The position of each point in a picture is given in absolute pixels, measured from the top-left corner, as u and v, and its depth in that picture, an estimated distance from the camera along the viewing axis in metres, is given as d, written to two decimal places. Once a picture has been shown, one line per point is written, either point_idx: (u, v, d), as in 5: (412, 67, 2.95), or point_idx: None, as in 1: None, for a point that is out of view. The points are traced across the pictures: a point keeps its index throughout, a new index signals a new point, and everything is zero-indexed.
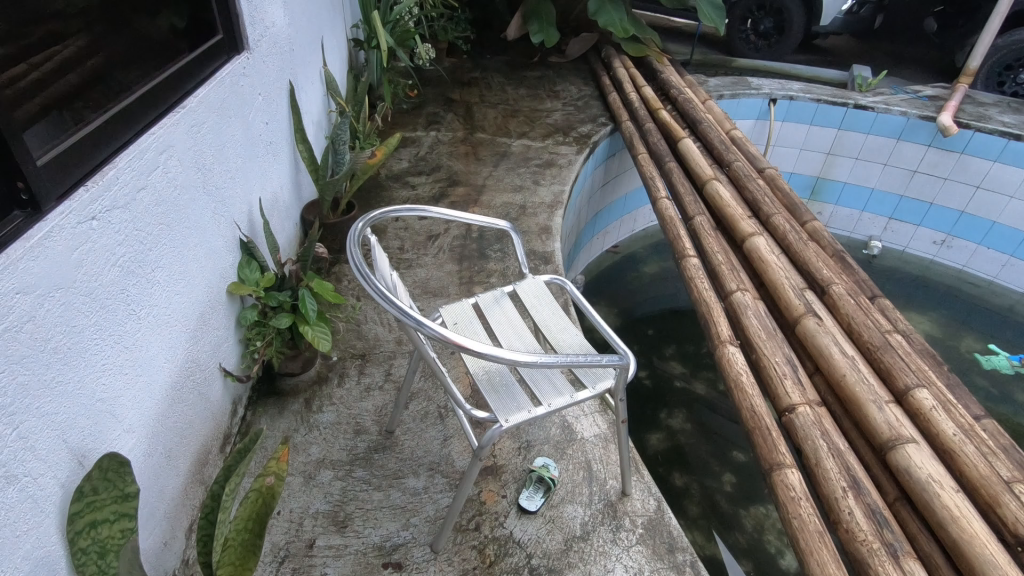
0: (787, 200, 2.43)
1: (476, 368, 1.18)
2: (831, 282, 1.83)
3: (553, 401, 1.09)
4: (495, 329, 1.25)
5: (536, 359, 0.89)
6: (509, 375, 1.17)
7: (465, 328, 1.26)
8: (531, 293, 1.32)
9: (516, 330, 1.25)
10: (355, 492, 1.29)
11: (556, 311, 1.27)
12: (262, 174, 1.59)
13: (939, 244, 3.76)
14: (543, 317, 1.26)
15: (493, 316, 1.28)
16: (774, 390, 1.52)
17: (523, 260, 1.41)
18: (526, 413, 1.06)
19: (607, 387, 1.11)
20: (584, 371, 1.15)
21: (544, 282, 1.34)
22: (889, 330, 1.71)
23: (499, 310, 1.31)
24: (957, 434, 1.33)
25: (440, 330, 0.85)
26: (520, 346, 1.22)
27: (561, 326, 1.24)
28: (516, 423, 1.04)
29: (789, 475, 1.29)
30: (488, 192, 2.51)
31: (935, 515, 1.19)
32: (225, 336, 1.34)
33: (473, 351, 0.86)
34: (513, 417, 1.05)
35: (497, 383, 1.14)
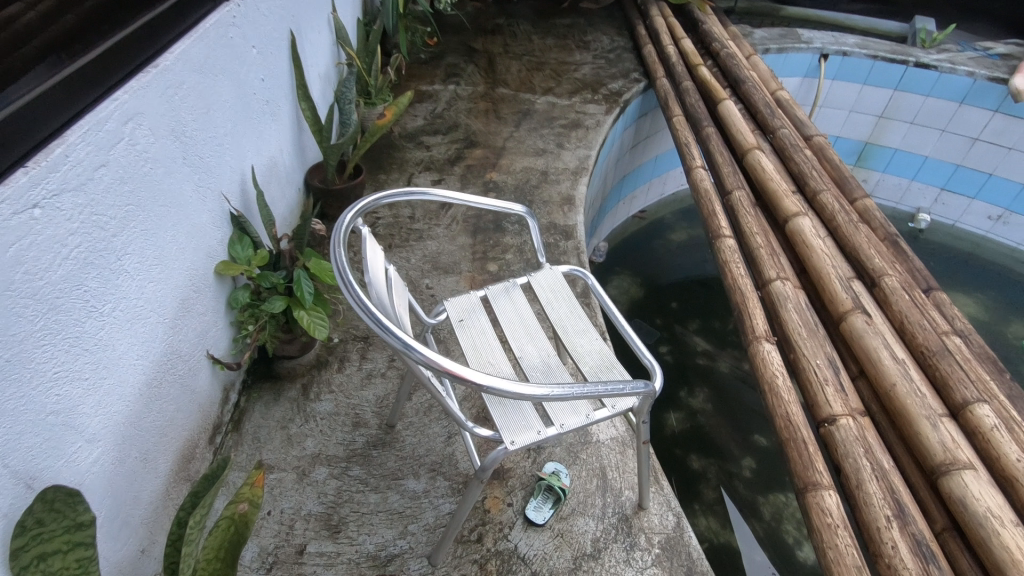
0: (836, 173, 2.21)
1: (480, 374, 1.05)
2: (884, 273, 1.64)
3: (566, 420, 0.96)
4: (505, 328, 1.13)
5: (550, 392, 0.75)
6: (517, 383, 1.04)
7: (472, 326, 1.13)
8: (546, 285, 1.19)
9: (527, 328, 1.12)
10: (351, 493, 1.21)
11: (574, 308, 1.14)
12: (258, 138, 1.44)
13: (995, 220, 3.48)
14: (559, 316, 1.13)
15: (503, 312, 1.15)
16: (813, 397, 1.38)
17: (539, 249, 1.26)
18: (535, 434, 0.94)
19: (630, 407, 0.97)
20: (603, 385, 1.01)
21: (562, 273, 1.21)
22: (946, 331, 1.53)
23: (509, 304, 1.17)
24: (1021, 460, 1.19)
25: (431, 356, 0.71)
26: (532, 350, 1.09)
27: (579, 328, 1.11)
28: (523, 445, 0.91)
29: (825, 498, 1.17)
30: (508, 155, 2.33)
31: (992, 556, 1.06)
32: (214, 321, 1.23)
33: (474, 383, 0.72)
34: (519, 436, 0.92)
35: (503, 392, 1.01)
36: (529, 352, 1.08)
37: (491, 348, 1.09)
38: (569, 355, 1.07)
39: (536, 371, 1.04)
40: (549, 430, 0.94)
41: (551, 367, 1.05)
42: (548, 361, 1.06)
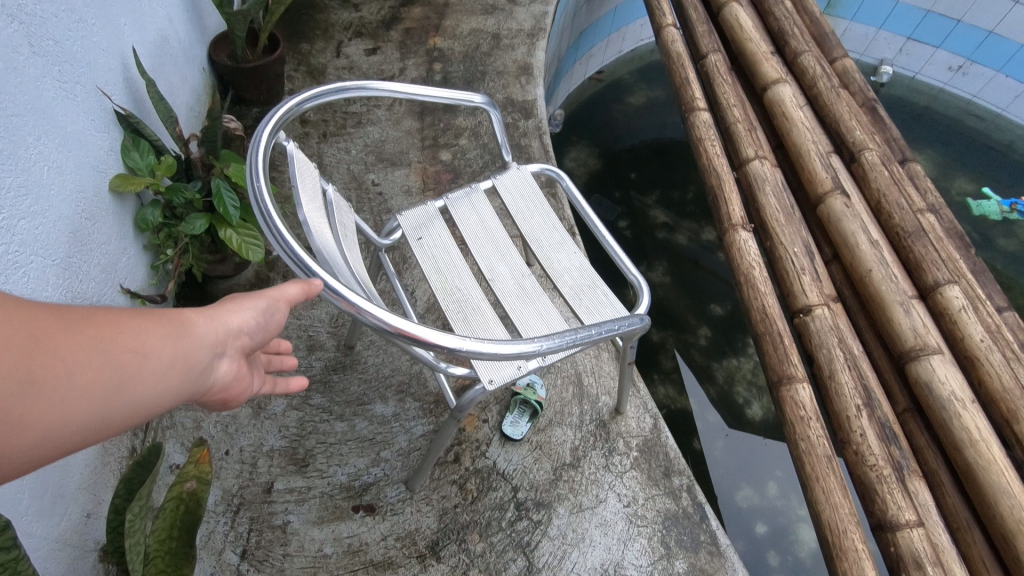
0: (816, 29, 2.01)
1: (446, 299, 0.93)
2: (864, 147, 1.55)
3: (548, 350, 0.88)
4: (470, 243, 0.99)
5: (526, 348, 0.67)
6: (485, 306, 0.92)
7: (432, 244, 1.00)
8: (515, 190, 1.06)
9: (496, 243, 1.00)
10: (314, 424, 1.13)
11: (548, 218, 1.03)
12: (136, 8, 1.13)
13: (955, 71, 3.31)
14: (532, 227, 1.02)
15: (467, 224, 1.02)
16: (789, 286, 1.34)
17: (504, 148, 1.10)
18: (515, 369, 0.85)
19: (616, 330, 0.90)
20: (586, 307, 0.92)
21: (531, 175, 1.08)
22: (921, 208, 1.49)
23: (474, 213, 1.03)
24: (984, 340, 1.21)
25: (389, 320, 0.61)
26: (504, 268, 0.97)
27: (555, 240, 1.00)
28: (502, 382, 0.83)
29: (799, 391, 1.17)
30: (452, 14, 1.99)
31: (952, 436, 1.11)
32: (123, 248, 1.04)
33: (438, 347, 0.63)
34: (497, 373, 0.84)
35: (474, 320, 0.90)
36: (500, 272, 0.96)
37: (456, 268, 0.97)
38: (545, 273, 0.97)
39: (510, 293, 0.94)
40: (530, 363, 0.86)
41: (527, 287, 0.94)
42: (522, 281, 0.95)
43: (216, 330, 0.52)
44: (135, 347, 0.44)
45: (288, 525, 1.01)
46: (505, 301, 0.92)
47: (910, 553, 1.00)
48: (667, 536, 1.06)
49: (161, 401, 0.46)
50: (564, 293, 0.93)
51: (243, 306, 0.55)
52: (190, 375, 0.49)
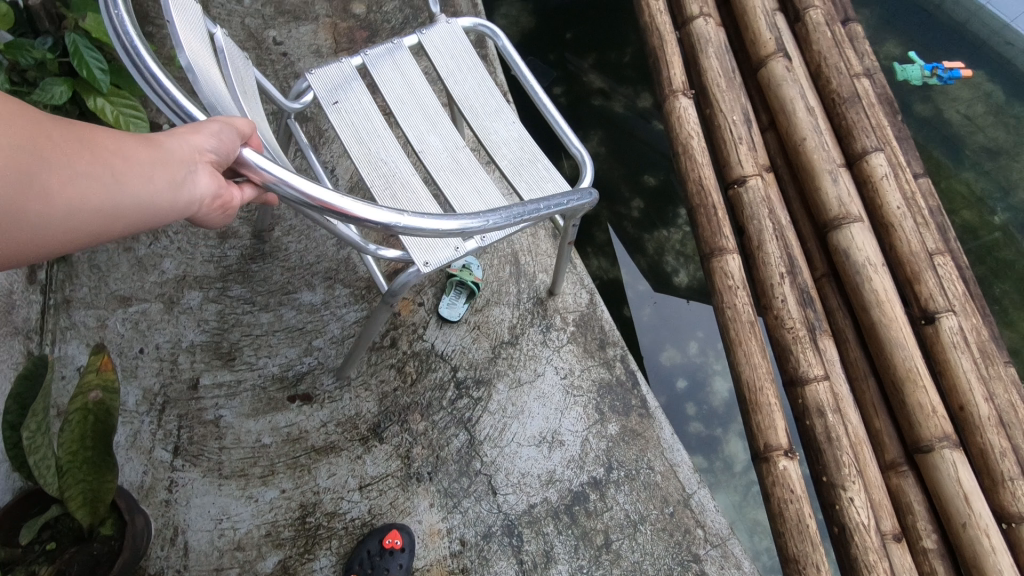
0: None
1: (367, 169, 0.84)
2: (810, 4, 1.47)
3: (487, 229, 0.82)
4: (396, 111, 0.89)
5: (461, 226, 0.62)
6: (411, 179, 0.84)
7: (350, 110, 0.88)
8: (444, 50, 0.93)
9: (424, 111, 0.90)
10: (236, 316, 1.05)
11: (483, 83, 0.92)
12: None
13: None
14: (466, 93, 0.91)
15: (391, 89, 0.90)
16: (725, 156, 1.31)
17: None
18: (452, 250, 0.80)
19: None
20: (526, 182, 0.86)
21: (462, 31, 0.95)
22: (858, 73, 1.46)
23: (398, 72, 0.92)
24: (901, 207, 1.27)
25: (309, 192, 0.54)
26: (436, 139, 0.88)
27: (491, 109, 0.91)
28: (439, 263, 0.79)
29: (729, 261, 1.20)
30: None
31: (861, 297, 1.19)
32: None
33: (365, 223, 0.57)
34: (432, 253, 0.79)
35: (402, 194, 0.83)
36: (432, 142, 0.87)
37: (380, 138, 0.87)
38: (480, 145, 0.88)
39: (443, 166, 0.85)
40: (467, 244, 0.81)
41: (461, 159, 0.86)
42: (455, 152, 0.87)
43: (181, 146, 0.48)
44: (103, 148, 0.45)
45: (221, 419, 0.98)
46: (436, 175, 0.85)
47: (815, 403, 1.10)
48: (600, 403, 1.11)
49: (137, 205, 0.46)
50: (503, 168, 0.86)
51: (204, 127, 0.50)
52: (160, 186, 0.46)
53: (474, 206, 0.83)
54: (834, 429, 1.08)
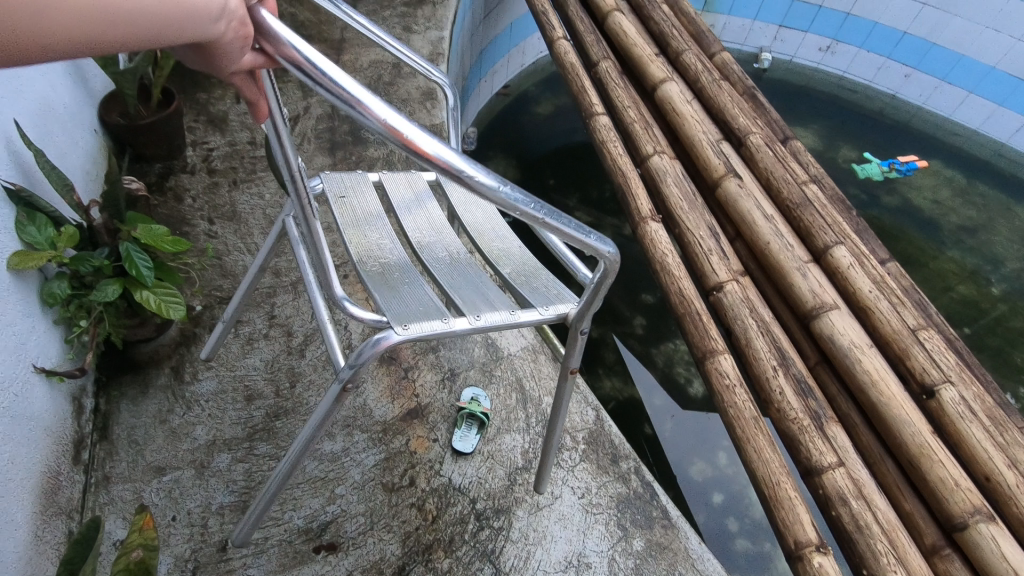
0: (693, 28, 2.19)
1: (365, 264, 0.89)
2: (749, 132, 1.70)
3: (482, 312, 0.82)
4: (406, 220, 1.00)
5: (489, 182, 0.59)
6: (411, 272, 0.89)
7: (359, 209, 1.00)
8: (459, 189, 1.10)
9: (432, 223, 1.02)
10: (263, 473, 1.11)
11: (491, 215, 1.07)
12: (12, 79, 1.09)
13: (825, 51, 3.62)
14: (474, 220, 1.06)
15: (406, 206, 1.03)
16: (700, 267, 1.44)
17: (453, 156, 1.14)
18: (437, 322, 0.78)
19: (566, 311, 0.87)
20: (527, 286, 0.91)
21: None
22: (805, 180, 1.64)
23: (410, 194, 1.06)
24: (872, 291, 1.35)
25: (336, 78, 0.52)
26: (437, 244, 0.97)
27: (496, 232, 1.04)
28: (417, 334, 0.74)
29: (722, 361, 1.27)
30: (350, 48, 2.01)
31: (856, 379, 1.23)
32: (30, 327, 1.00)
33: (423, 152, 0.55)
34: (411, 323, 0.76)
35: (396, 283, 0.86)
36: (435, 247, 0.96)
37: (382, 233, 0.96)
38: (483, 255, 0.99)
39: (444, 265, 0.93)
40: (458, 321, 0.79)
41: (461, 263, 0.94)
42: (456, 257, 0.96)
43: None
44: None
45: None
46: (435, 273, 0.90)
47: (836, 491, 1.10)
48: (622, 519, 1.11)
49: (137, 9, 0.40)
50: (504, 273, 0.94)
51: None
52: None
53: (469, 298, 0.85)
54: (861, 516, 1.06)
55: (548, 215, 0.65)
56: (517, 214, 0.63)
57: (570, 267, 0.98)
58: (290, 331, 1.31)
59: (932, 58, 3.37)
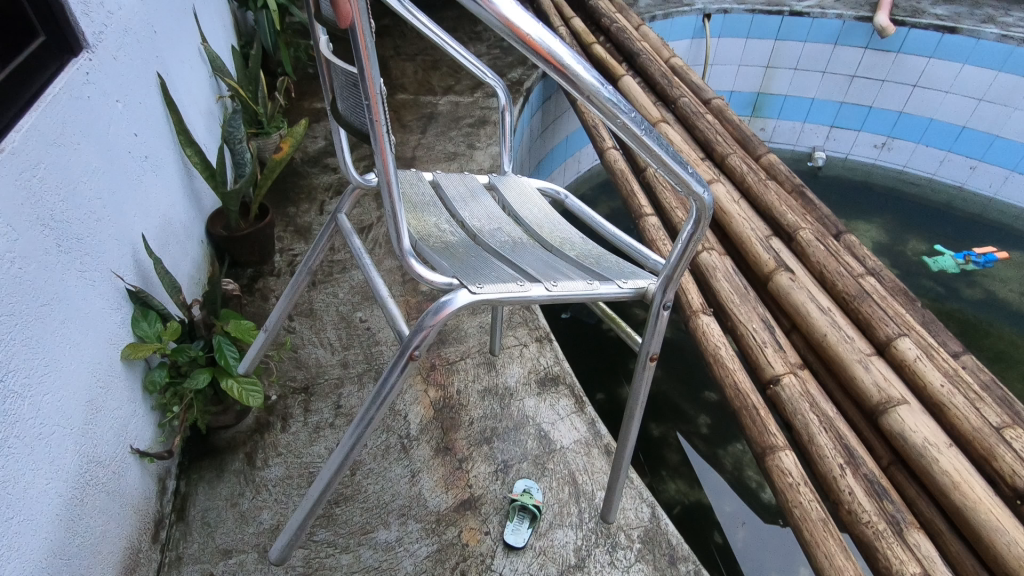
0: (738, 133, 2.32)
1: (428, 241, 0.95)
2: (798, 227, 1.74)
3: (558, 283, 0.87)
4: (463, 207, 1.09)
5: (591, 79, 0.69)
6: (475, 249, 0.95)
7: (419, 196, 1.09)
8: (514, 191, 1.20)
9: (486, 212, 1.10)
10: (320, 560, 1.14)
11: (547, 210, 1.15)
12: (143, 201, 1.31)
13: (881, 148, 3.66)
14: (531, 214, 1.14)
15: (461, 197, 1.12)
16: (755, 360, 1.43)
17: (507, 166, 1.27)
18: (513, 284, 0.84)
19: (644, 287, 0.93)
20: (599, 267, 0.98)
21: (535, 187, 1.25)
22: (862, 273, 1.63)
23: (467, 191, 1.16)
24: (945, 385, 1.29)
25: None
26: (494, 229, 1.05)
27: (553, 223, 1.12)
28: (490, 296, 0.79)
29: (783, 459, 1.22)
30: (420, 164, 2.25)
31: (935, 481, 1.15)
32: (132, 412, 1.12)
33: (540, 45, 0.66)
34: (486, 286, 0.81)
35: (463, 256, 0.91)
36: (498, 234, 1.04)
37: (439, 216, 1.04)
38: (541, 243, 1.06)
39: (508, 245, 1.00)
40: (533, 288, 0.84)
41: (521, 245, 1.02)
42: (518, 243, 1.03)
43: None
44: None
45: None
46: (502, 253, 0.96)
47: None
48: None
49: None
50: (572, 257, 1.01)
51: None
52: None
53: (543, 274, 0.91)
54: None
55: (647, 132, 0.74)
56: (617, 120, 0.72)
57: (635, 254, 1.06)
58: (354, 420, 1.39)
59: (998, 150, 3.32)
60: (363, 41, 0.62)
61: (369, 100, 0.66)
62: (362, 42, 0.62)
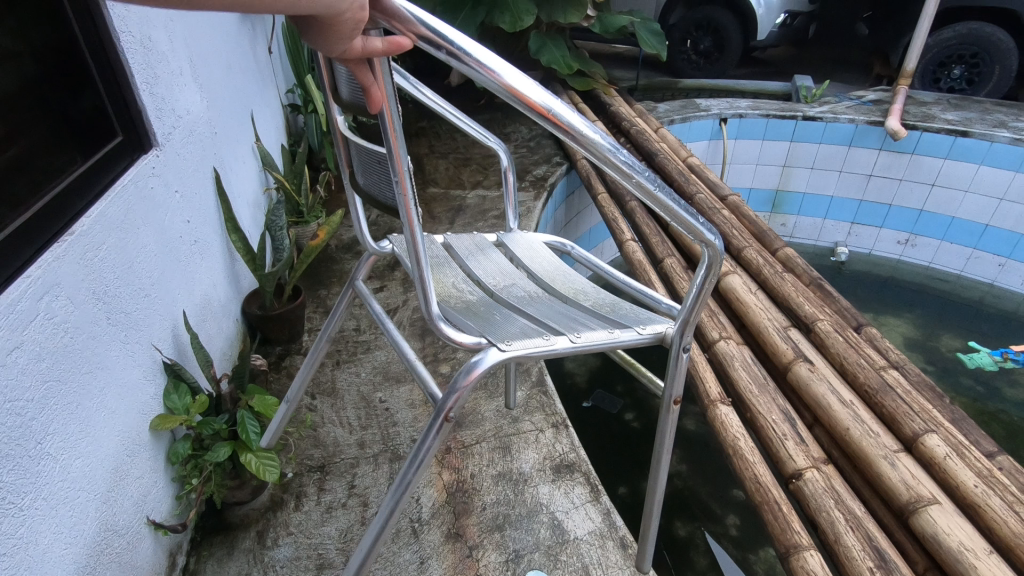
0: (754, 228, 2.39)
1: (450, 301, 1.00)
2: (815, 319, 1.75)
3: (582, 334, 0.92)
4: (476, 267, 1.14)
5: (592, 137, 0.73)
6: (495, 307, 1.00)
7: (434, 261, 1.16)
8: (522, 248, 1.27)
9: (500, 269, 1.16)
10: None
11: (557, 263, 1.21)
12: (188, 280, 1.41)
13: (904, 244, 3.69)
14: (542, 267, 1.20)
15: (473, 258, 1.19)
16: (776, 453, 1.39)
17: (512, 223, 1.35)
18: (541, 340, 0.88)
19: (663, 331, 0.98)
20: (616, 314, 1.03)
21: (542, 242, 1.32)
22: (884, 366, 1.62)
23: (479, 251, 1.23)
24: (978, 485, 1.23)
25: (472, 52, 0.66)
26: (511, 286, 1.10)
27: (564, 275, 1.18)
28: (518, 351, 0.84)
29: (808, 559, 1.16)
30: None
31: None
32: (154, 483, 1.15)
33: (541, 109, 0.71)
34: (514, 343, 0.86)
35: (486, 314, 0.96)
36: (513, 289, 1.09)
37: (456, 278, 1.09)
38: (555, 294, 1.10)
39: (526, 299, 1.04)
40: (558, 341, 0.88)
41: (538, 298, 1.06)
42: (534, 297, 1.07)
43: None
44: None
45: None
46: (522, 307, 1.01)
47: None
48: None
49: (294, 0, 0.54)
50: (587, 305, 1.05)
51: None
52: None
53: (565, 324, 0.96)
54: None
55: (659, 187, 0.80)
56: (632, 180, 0.78)
57: (648, 298, 1.11)
58: (367, 501, 1.38)
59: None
60: (391, 124, 0.70)
61: (397, 177, 0.74)
62: (391, 127, 0.71)
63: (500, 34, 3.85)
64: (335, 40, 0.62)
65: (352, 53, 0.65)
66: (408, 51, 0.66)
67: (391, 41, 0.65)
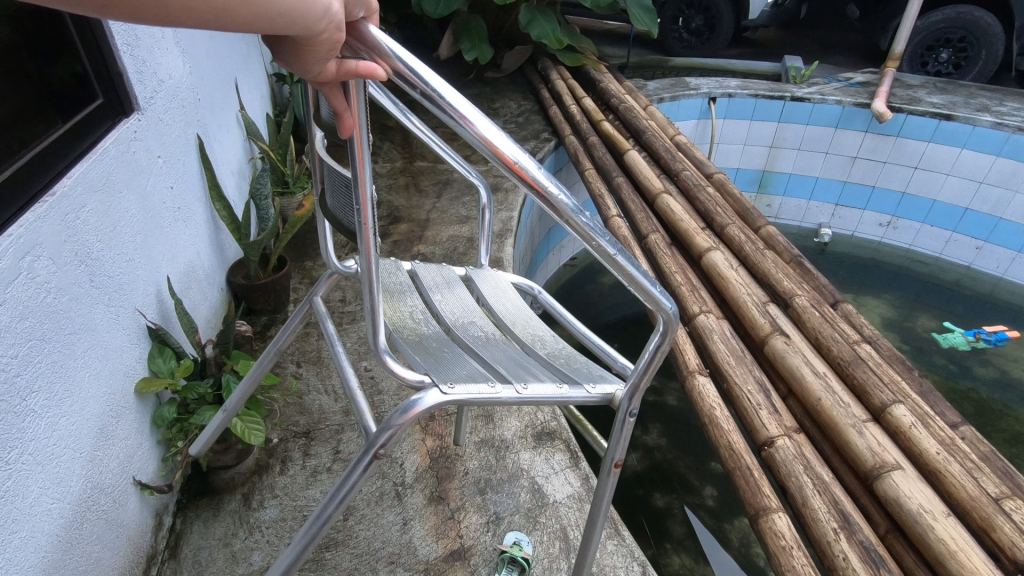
0: (739, 206, 2.42)
1: (403, 333, 0.95)
2: (793, 294, 1.79)
3: (529, 385, 0.84)
4: (439, 302, 1.10)
5: (565, 204, 0.69)
6: (447, 343, 0.95)
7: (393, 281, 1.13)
8: (489, 284, 1.24)
9: (463, 306, 1.10)
10: None
11: (522, 307, 1.18)
12: (173, 246, 1.41)
13: (886, 226, 3.74)
14: (507, 309, 1.15)
15: (433, 287, 1.14)
16: (750, 422, 1.44)
17: (483, 258, 1.31)
18: (485, 387, 0.80)
19: (613, 392, 0.90)
20: (569, 368, 0.97)
21: (509, 281, 1.28)
22: (857, 340, 1.66)
23: (446, 283, 1.18)
24: (940, 452, 1.29)
25: (445, 94, 0.62)
26: (468, 323, 1.05)
27: (528, 321, 1.14)
28: (460, 397, 0.76)
29: (776, 521, 1.21)
30: (433, 226, 2.35)
31: (932, 550, 1.13)
32: (140, 444, 1.17)
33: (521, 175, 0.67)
34: (457, 385, 0.78)
35: (437, 351, 0.91)
36: (470, 329, 1.04)
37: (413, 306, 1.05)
38: (516, 340, 1.06)
39: (482, 342, 0.99)
40: (502, 390, 0.81)
41: (495, 341, 1.02)
42: (490, 339, 1.03)
43: None
44: None
45: None
46: (474, 348, 0.96)
47: None
48: None
49: (265, 13, 0.50)
50: (541, 355, 1.01)
51: None
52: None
53: (514, 371, 0.89)
54: None
55: (621, 253, 0.73)
56: (593, 245, 0.72)
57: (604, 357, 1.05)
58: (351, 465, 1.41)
59: (1002, 230, 3.39)
60: (361, 151, 0.67)
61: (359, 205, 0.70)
62: (359, 152, 0.67)
63: (490, 7, 3.79)
64: (311, 61, 0.59)
65: (326, 76, 0.61)
66: (379, 80, 0.62)
67: (363, 67, 0.61)
